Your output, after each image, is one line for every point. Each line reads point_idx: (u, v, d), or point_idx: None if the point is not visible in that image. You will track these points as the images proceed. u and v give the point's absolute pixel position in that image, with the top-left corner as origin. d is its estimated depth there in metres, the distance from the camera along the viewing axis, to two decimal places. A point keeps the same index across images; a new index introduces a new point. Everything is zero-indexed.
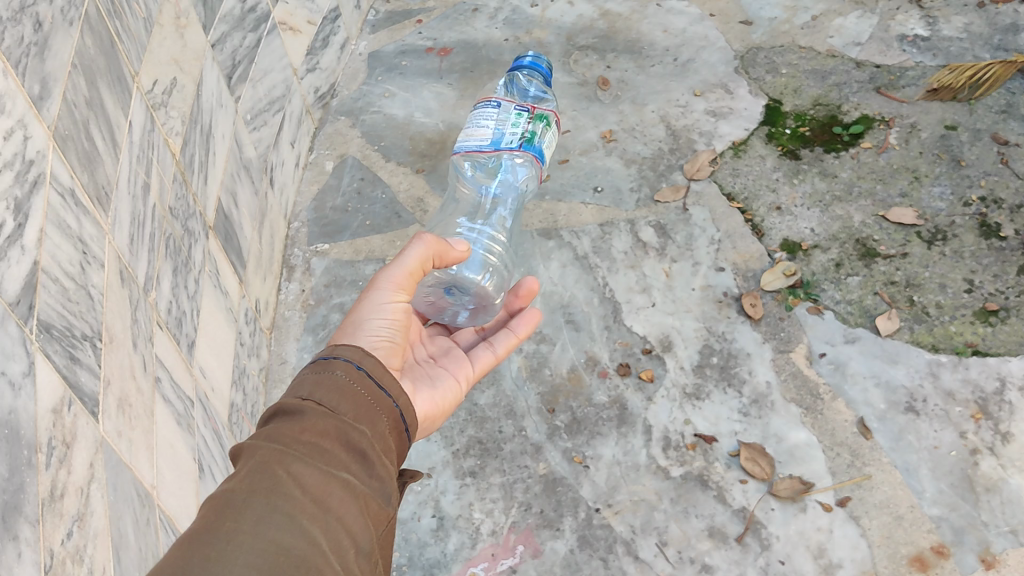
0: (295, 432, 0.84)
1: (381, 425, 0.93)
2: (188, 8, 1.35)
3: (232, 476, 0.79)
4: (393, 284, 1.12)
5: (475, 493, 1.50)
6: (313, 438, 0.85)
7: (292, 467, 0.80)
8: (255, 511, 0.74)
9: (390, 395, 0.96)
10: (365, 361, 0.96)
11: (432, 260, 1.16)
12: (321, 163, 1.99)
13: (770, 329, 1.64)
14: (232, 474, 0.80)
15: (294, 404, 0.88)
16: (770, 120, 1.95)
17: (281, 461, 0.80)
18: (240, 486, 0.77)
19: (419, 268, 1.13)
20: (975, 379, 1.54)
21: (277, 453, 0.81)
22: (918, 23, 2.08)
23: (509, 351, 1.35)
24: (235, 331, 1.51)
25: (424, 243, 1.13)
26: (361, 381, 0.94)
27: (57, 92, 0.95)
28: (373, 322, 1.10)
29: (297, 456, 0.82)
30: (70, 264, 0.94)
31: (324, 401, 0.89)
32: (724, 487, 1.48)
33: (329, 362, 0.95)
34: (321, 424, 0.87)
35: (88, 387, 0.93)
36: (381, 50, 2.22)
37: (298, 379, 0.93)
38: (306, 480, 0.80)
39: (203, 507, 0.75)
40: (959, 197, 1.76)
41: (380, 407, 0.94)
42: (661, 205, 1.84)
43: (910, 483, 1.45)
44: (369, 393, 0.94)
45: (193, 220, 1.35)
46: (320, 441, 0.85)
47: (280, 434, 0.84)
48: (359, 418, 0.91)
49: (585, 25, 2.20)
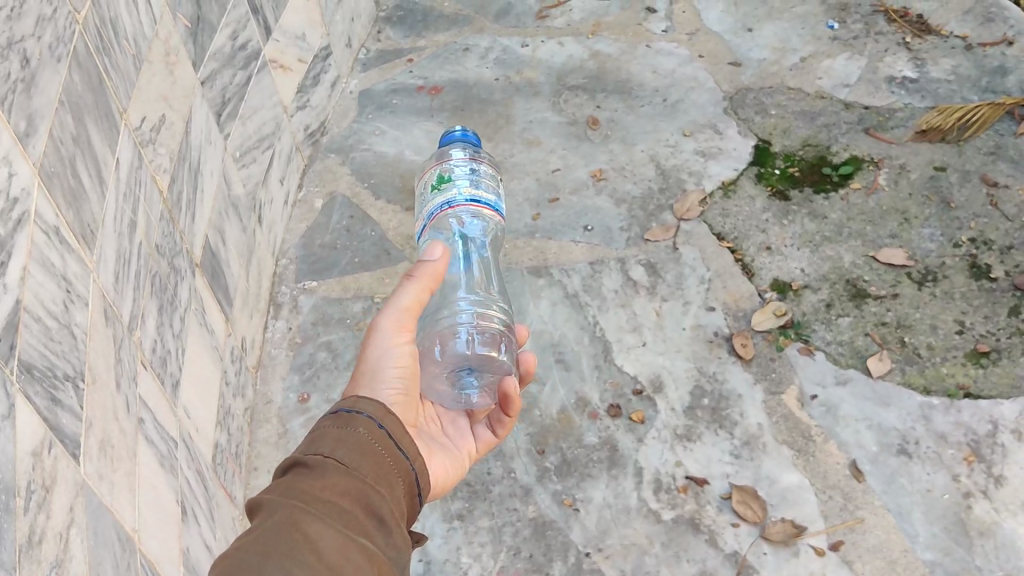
0: (315, 488, 0.84)
1: (398, 488, 0.92)
2: (178, 45, 1.34)
3: (250, 533, 0.79)
4: (395, 327, 1.13)
5: (464, 537, 1.47)
6: (333, 497, 0.83)
7: (310, 529, 0.78)
8: None
9: (407, 457, 0.96)
10: (386, 420, 0.97)
11: (428, 294, 1.15)
12: (310, 201, 1.98)
13: (761, 370, 1.63)
14: (251, 530, 0.79)
15: (315, 459, 0.87)
16: (759, 160, 1.96)
17: (299, 523, 0.79)
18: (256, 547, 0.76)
19: (416, 304, 1.13)
20: (967, 421, 1.53)
21: (296, 512, 0.80)
22: (906, 65, 2.10)
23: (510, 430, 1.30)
24: (221, 371, 1.48)
25: (414, 280, 1.13)
26: (382, 441, 0.94)
27: (44, 129, 0.94)
28: (386, 371, 1.12)
29: (317, 515, 0.80)
30: (53, 303, 0.92)
31: (344, 458, 0.88)
32: (716, 531, 1.46)
33: (351, 417, 0.94)
34: (343, 483, 0.85)
35: (69, 429, 0.90)
36: (372, 88, 2.22)
37: (319, 432, 0.92)
38: (322, 544, 0.78)
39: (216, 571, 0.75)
40: (949, 239, 1.77)
41: (398, 470, 0.94)
42: (651, 244, 1.84)
43: (903, 527, 1.43)
44: (387, 452, 0.93)
45: (179, 257, 1.34)
46: (339, 500, 0.83)
47: (301, 489, 0.83)
48: (379, 480, 0.90)
49: (575, 65, 2.22)
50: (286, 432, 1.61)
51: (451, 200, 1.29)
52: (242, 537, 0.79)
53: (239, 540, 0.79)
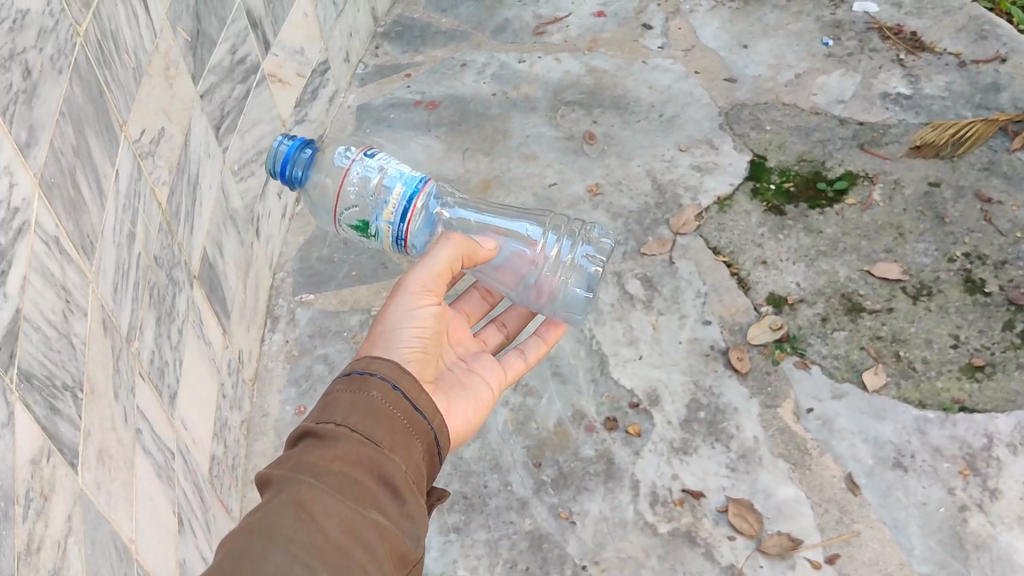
0: (325, 461, 0.86)
1: (415, 450, 0.95)
2: (178, 59, 1.35)
3: (256, 512, 0.81)
4: (413, 289, 1.14)
5: (460, 550, 1.47)
6: (343, 469, 0.86)
7: (318, 509, 0.81)
8: (274, 562, 0.76)
9: (425, 416, 0.98)
10: (401, 379, 0.98)
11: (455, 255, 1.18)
12: (307, 214, 1.99)
13: (757, 384, 1.64)
14: (261, 505, 0.82)
15: (328, 430, 0.89)
16: (755, 175, 1.97)
17: (307, 503, 0.81)
18: (262, 528, 0.78)
19: (446, 269, 1.16)
20: (963, 435, 1.54)
21: (303, 491, 0.82)
22: (900, 82, 2.12)
23: (539, 358, 1.40)
24: (218, 382, 1.49)
25: (452, 244, 1.18)
26: (396, 403, 0.95)
27: (45, 140, 0.95)
28: (404, 332, 1.12)
29: (326, 493, 0.83)
30: (52, 313, 0.92)
31: (358, 426, 0.91)
32: (712, 544, 1.46)
33: (366, 379, 0.96)
34: (354, 453, 0.88)
35: (68, 438, 0.90)
36: (370, 102, 2.23)
37: (332, 397, 0.94)
38: (330, 524, 0.80)
39: (223, 552, 0.78)
40: (944, 253, 1.78)
41: (416, 432, 0.96)
42: (648, 258, 1.84)
43: (899, 541, 1.44)
44: (403, 414, 0.95)
45: (177, 269, 1.34)
46: (350, 471, 0.86)
47: (311, 462, 0.86)
48: (394, 446, 0.92)
49: (571, 81, 2.23)
50: (281, 444, 1.60)
51: (396, 236, 1.27)
52: (251, 516, 0.81)
53: (246, 518, 0.81)
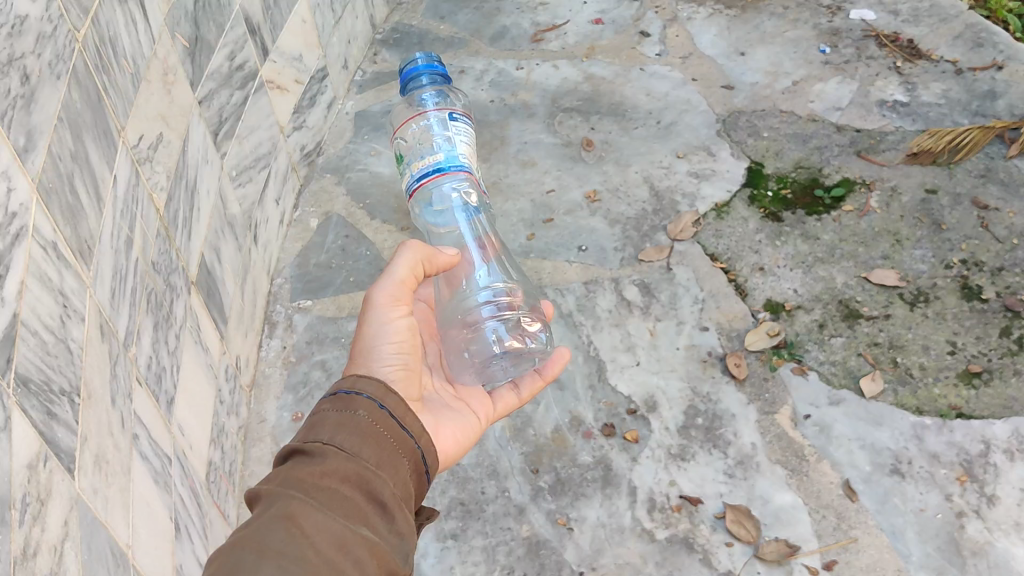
0: (314, 477, 0.86)
1: (402, 468, 0.95)
2: (177, 65, 1.36)
3: (246, 529, 0.80)
4: (388, 304, 1.14)
5: (457, 556, 1.47)
6: (332, 485, 0.86)
7: (309, 524, 0.81)
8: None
9: (412, 436, 0.99)
10: (387, 399, 0.99)
11: (421, 266, 1.18)
12: (305, 220, 1.99)
13: (754, 390, 1.64)
14: (250, 521, 0.82)
15: (316, 448, 0.90)
16: (752, 182, 1.97)
17: (297, 517, 0.81)
18: (252, 542, 0.78)
19: (410, 275, 1.16)
20: (960, 442, 1.54)
21: (293, 505, 0.82)
22: (897, 89, 2.13)
23: (535, 393, 1.37)
24: (215, 388, 1.48)
25: (411, 250, 1.16)
26: (382, 422, 0.96)
27: (43, 145, 0.95)
28: (382, 348, 1.12)
29: (316, 507, 0.83)
30: (49, 317, 0.92)
31: (345, 444, 0.91)
32: (710, 550, 1.45)
33: (352, 399, 0.96)
34: (342, 470, 0.88)
35: (65, 443, 0.90)
36: (369, 109, 2.23)
37: (320, 416, 0.95)
38: (320, 539, 0.80)
39: (213, 568, 0.77)
40: (941, 260, 1.78)
41: (402, 451, 0.96)
42: (645, 264, 1.85)
43: (897, 547, 1.44)
44: (389, 433, 0.96)
45: (175, 274, 1.34)
46: (339, 487, 0.86)
47: (299, 478, 0.86)
48: (381, 464, 0.92)
49: (569, 88, 2.24)
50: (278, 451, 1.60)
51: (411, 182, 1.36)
52: (241, 531, 0.80)
53: (236, 534, 0.80)
